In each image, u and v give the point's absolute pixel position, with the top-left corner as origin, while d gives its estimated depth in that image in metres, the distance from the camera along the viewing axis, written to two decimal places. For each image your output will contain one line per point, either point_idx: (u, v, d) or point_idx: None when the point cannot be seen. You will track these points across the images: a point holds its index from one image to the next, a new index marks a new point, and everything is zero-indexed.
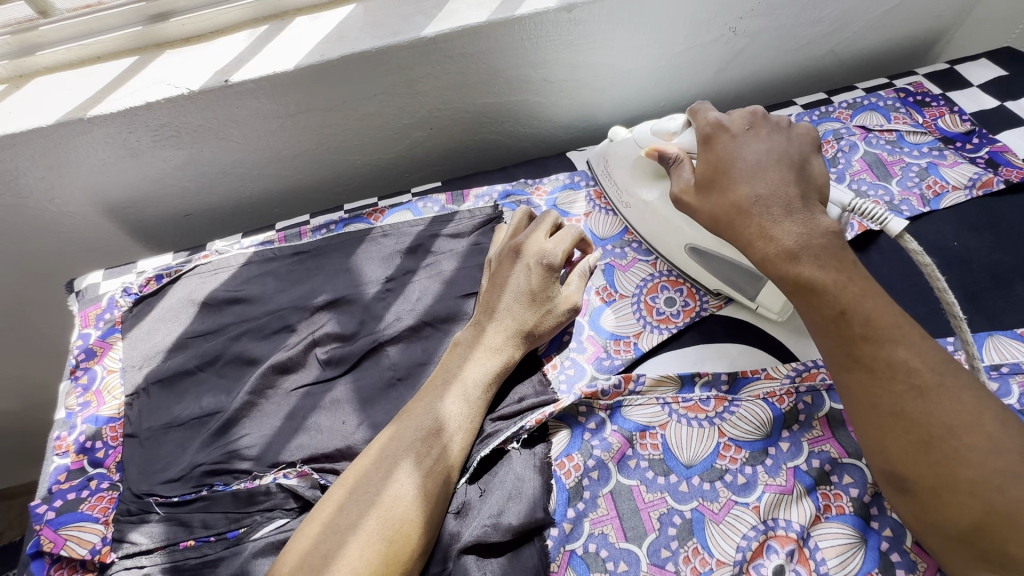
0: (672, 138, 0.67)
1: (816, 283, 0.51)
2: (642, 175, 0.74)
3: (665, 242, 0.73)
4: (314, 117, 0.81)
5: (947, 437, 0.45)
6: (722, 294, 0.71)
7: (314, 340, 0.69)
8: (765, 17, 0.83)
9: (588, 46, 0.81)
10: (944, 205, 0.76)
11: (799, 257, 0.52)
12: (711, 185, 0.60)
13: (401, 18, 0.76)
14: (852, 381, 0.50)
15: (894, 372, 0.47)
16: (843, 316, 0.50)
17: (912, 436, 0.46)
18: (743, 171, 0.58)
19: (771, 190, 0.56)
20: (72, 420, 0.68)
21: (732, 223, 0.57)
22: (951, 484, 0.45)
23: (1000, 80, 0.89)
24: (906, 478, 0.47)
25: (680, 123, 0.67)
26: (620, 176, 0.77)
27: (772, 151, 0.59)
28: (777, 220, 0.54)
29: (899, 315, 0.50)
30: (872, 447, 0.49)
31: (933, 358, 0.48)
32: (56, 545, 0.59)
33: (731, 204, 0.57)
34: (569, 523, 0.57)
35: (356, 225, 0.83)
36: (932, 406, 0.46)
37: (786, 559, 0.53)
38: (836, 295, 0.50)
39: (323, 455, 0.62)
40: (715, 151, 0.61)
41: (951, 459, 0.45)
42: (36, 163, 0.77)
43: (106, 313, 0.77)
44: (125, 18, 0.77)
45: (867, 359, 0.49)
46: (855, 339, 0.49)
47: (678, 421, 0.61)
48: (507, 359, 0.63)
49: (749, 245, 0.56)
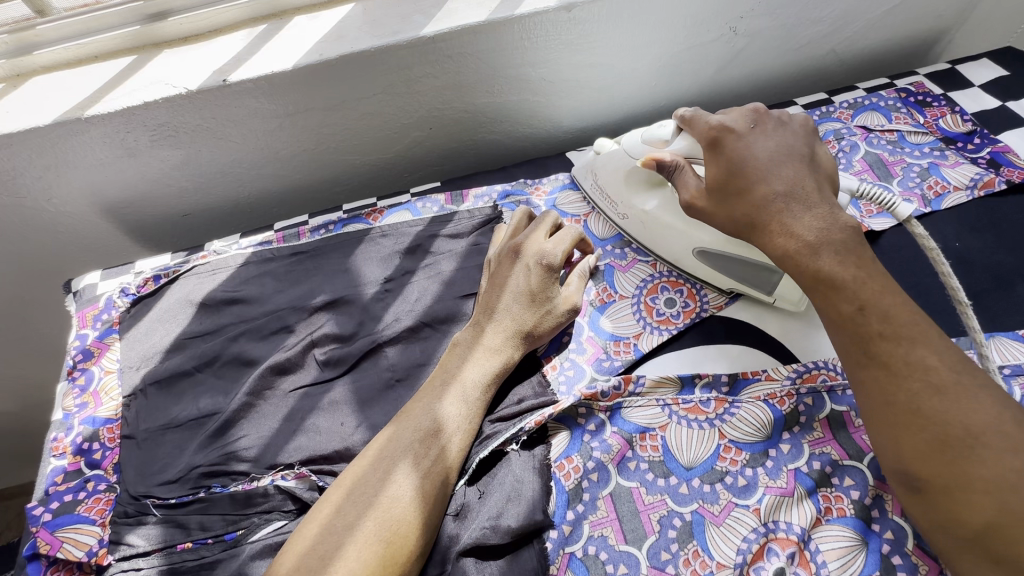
0: (665, 146, 0.67)
1: (835, 279, 0.51)
2: (636, 186, 0.74)
3: (670, 248, 0.72)
4: (313, 117, 0.81)
5: (963, 436, 0.45)
6: (731, 291, 0.71)
7: (313, 341, 0.69)
8: (766, 16, 0.83)
9: (588, 45, 0.80)
10: (945, 205, 0.76)
11: (818, 251, 0.53)
12: (727, 185, 0.59)
13: (400, 18, 0.76)
14: (869, 379, 0.49)
15: (912, 370, 0.48)
16: (862, 313, 0.50)
17: (927, 435, 0.46)
18: (760, 167, 0.58)
19: (789, 186, 0.56)
20: (70, 421, 0.68)
21: (751, 221, 0.57)
22: (965, 484, 0.45)
23: (1002, 80, 0.89)
24: (919, 478, 0.47)
25: (670, 130, 0.67)
26: (613, 189, 0.76)
27: (784, 146, 0.59)
28: (797, 217, 0.55)
29: (916, 313, 0.50)
30: (886, 446, 0.49)
31: (951, 356, 0.48)
32: (52, 547, 0.58)
33: (752, 203, 0.57)
34: (568, 525, 0.56)
35: (355, 225, 0.82)
36: (949, 404, 0.46)
37: (787, 561, 0.53)
38: (855, 292, 0.50)
39: (321, 456, 0.61)
40: (723, 154, 0.60)
41: (966, 458, 0.45)
42: (34, 162, 0.76)
43: (104, 313, 0.76)
44: (123, 17, 0.76)
45: (885, 356, 0.49)
46: (873, 335, 0.49)
47: (678, 423, 0.61)
48: (506, 360, 0.62)
49: (770, 241, 0.56)
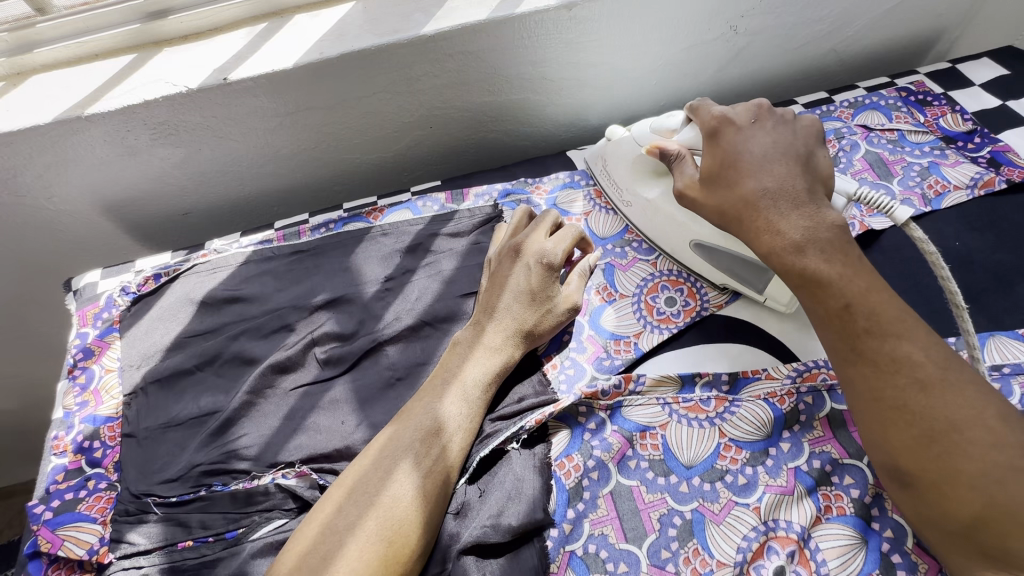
0: (673, 135, 0.67)
1: (821, 276, 0.51)
2: (641, 173, 0.74)
3: (669, 240, 0.73)
4: (313, 116, 0.81)
5: (950, 432, 0.45)
6: (726, 288, 0.71)
7: (314, 339, 0.69)
8: (766, 15, 0.83)
9: (588, 44, 0.80)
10: (945, 204, 0.76)
11: (804, 249, 0.53)
12: (719, 178, 0.59)
13: (400, 17, 0.76)
14: (856, 375, 0.50)
15: (897, 366, 0.48)
16: (848, 310, 0.50)
17: (915, 431, 0.47)
18: (751, 162, 0.58)
19: (779, 183, 0.56)
20: (70, 420, 0.68)
21: (739, 217, 0.57)
22: (952, 479, 0.45)
23: (1003, 79, 0.89)
24: (907, 473, 0.47)
25: (680, 120, 0.67)
26: (619, 174, 0.77)
27: (777, 144, 0.59)
28: (784, 214, 0.54)
29: (902, 310, 0.50)
30: (873, 441, 0.49)
31: (937, 352, 0.48)
32: (53, 545, 0.58)
33: (741, 197, 0.57)
34: (569, 524, 0.56)
35: (356, 224, 0.82)
36: (936, 400, 0.46)
37: (787, 560, 0.53)
38: (841, 289, 0.51)
39: (321, 455, 0.61)
40: (720, 146, 0.60)
41: (951, 453, 0.45)
42: (35, 161, 0.76)
43: (104, 312, 0.76)
44: (124, 15, 0.76)
45: (871, 353, 0.49)
46: (859, 332, 0.50)
47: (678, 422, 0.61)
48: (508, 359, 0.63)
49: (755, 238, 0.56)
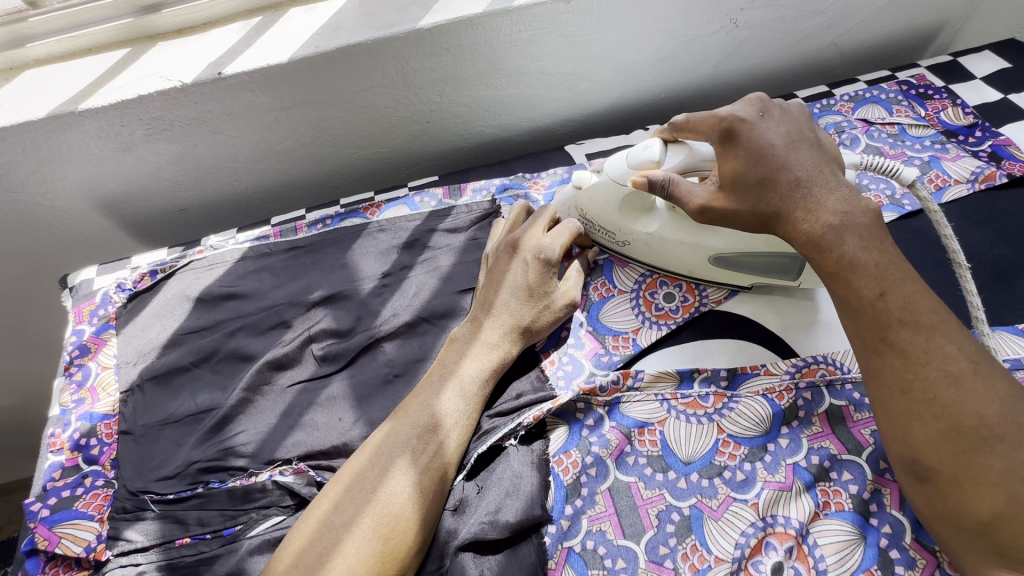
0: (658, 166, 0.61)
1: (857, 263, 0.51)
2: (630, 212, 0.69)
3: (685, 263, 0.69)
4: (310, 110, 0.80)
5: (978, 427, 0.46)
6: (752, 286, 0.70)
7: (311, 337, 0.68)
8: (766, 8, 0.82)
9: (588, 38, 0.80)
10: (947, 198, 0.75)
11: (842, 234, 0.52)
12: (745, 180, 0.56)
13: (396, 9, 0.75)
14: (883, 366, 0.50)
15: (929, 358, 0.48)
16: (882, 299, 0.50)
17: (941, 426, 0.47)
18: (777, 156, 0.56)
19: (810, 172, 0.55)
20: (67, 417, 0.68)
21: (775, 212, 0.55)
22: (975, 475, 0.46)
23: (1005, 71, 0.88)
24: (928, 469, 0.48)
25: (659, 149, 0.61)
26: (604, 222, 0.70)
27: (794, 133, 0.58)
28: (821, 200, 0.54)
29: (933, 302, 0.50)
30: (895, 435, 0.50)
31: (967, 346, 0.49)
32: (50, 543, 0.58)
33: (777, 191, 0.55)
34: (567, 520, 0.56)
35: (354, 219, 0.81)
36: (965, 394, 0.47)
37: (785, 555, 0.53)
38: (877, 278, 0.50)
39: (318, 452, 0.61)
40: (740, 145, 0.57)
41: (978, 450, 0.46)
42: (27, 156, 0.76)
43: (100, 309, 0.76)
44: (116, 10, 0.76)
45: (903, 344, 0.49)
46: (892, 323, 0.49)
47: (676, 417, 0.61)
48: (504, 356, 0.62)
49: (792, 229, 0.54)
